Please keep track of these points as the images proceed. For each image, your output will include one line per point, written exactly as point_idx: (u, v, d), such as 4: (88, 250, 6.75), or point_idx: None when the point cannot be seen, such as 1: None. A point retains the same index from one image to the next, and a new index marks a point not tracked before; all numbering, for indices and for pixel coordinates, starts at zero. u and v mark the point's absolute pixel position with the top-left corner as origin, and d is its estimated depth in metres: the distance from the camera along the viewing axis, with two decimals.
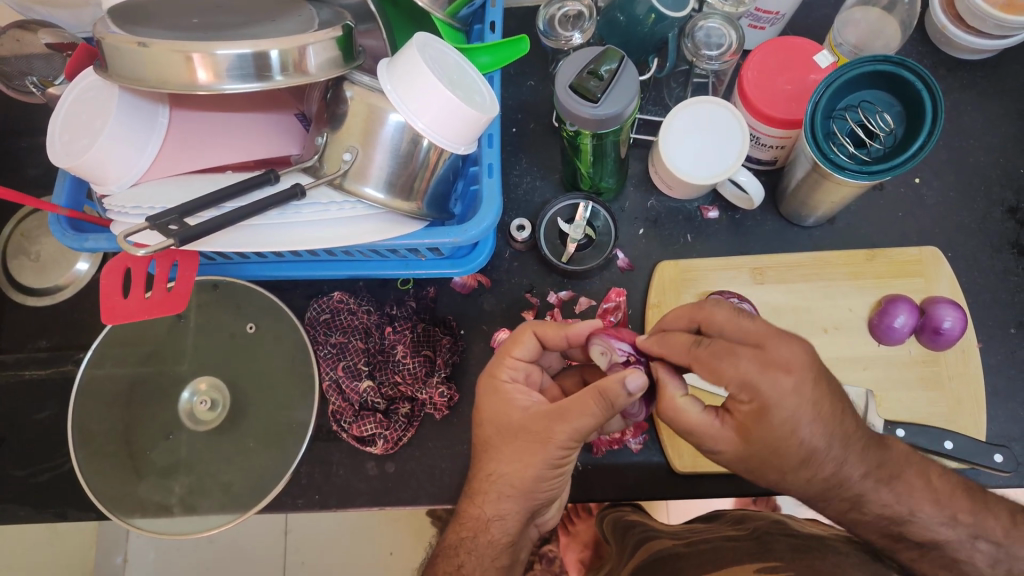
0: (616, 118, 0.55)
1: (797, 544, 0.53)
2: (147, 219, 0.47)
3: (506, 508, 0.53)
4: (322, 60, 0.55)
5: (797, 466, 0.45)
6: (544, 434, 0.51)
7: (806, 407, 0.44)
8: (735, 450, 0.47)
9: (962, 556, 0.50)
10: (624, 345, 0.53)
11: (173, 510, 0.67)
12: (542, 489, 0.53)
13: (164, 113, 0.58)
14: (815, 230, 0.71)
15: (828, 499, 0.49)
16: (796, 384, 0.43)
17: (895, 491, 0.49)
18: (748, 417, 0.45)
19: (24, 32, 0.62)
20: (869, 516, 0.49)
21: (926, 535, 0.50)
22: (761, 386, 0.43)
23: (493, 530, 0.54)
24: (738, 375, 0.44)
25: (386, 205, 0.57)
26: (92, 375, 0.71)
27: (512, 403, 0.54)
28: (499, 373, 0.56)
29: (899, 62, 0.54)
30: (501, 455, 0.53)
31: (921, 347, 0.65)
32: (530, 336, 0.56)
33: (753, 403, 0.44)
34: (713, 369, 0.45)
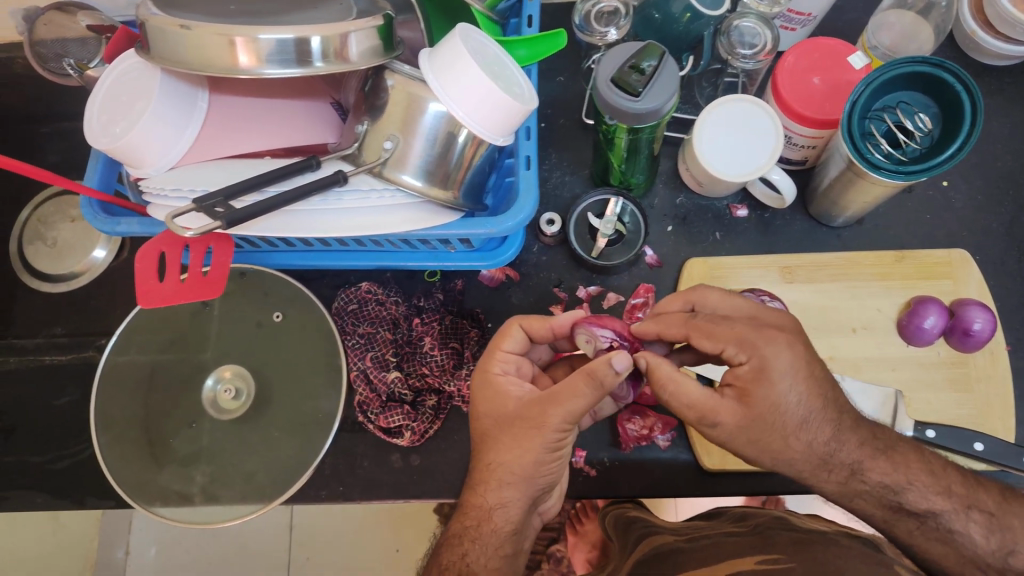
0: (654, 114, 0.55)
1: (800, 539, 0.51)
2: (193, 202, 0.48)
3: (509, 495, 0.51)
4: (364, 49, 0.54)
5: (796, 428, 0.48)
6: (539, 419, 0.51)
7: (801, 372, 0.48)
8: (735, 420, 0.48)
9: (957, 527, 0.51)
10: (607, 332, 0.56)
11: (194, 500, 0.66)
12: (545, 473, 0.52)
13: (203, 97, 0.58)
14: (843, 231, 0.71)
15: (829, 471, 0.50)
16: (794, 349, 0.48)
17: (894, 461, 0.51)
18: (748, 377, 0.47)
19: (62, 14, 0.63)
20: (868, 485, 0.50)
21: (921, 506, 0.51)
22: (758, 347, 0.47)
23: (495, 518, 0.52)
24: (734, 334, 0.49)
25: (423, 193, 0.56)
26: (115, 361, 0.71)
27: (506, 394, 0.54)
28: (491, 366, 0.56)
29: (939, 63, 0.55)
30: (500, 445, 0.52)
31: (951, 348, 0.66)
32: (517, 329, 0.57)
33: (752, 362, 0.47)
34: (709, 337, 0.50)
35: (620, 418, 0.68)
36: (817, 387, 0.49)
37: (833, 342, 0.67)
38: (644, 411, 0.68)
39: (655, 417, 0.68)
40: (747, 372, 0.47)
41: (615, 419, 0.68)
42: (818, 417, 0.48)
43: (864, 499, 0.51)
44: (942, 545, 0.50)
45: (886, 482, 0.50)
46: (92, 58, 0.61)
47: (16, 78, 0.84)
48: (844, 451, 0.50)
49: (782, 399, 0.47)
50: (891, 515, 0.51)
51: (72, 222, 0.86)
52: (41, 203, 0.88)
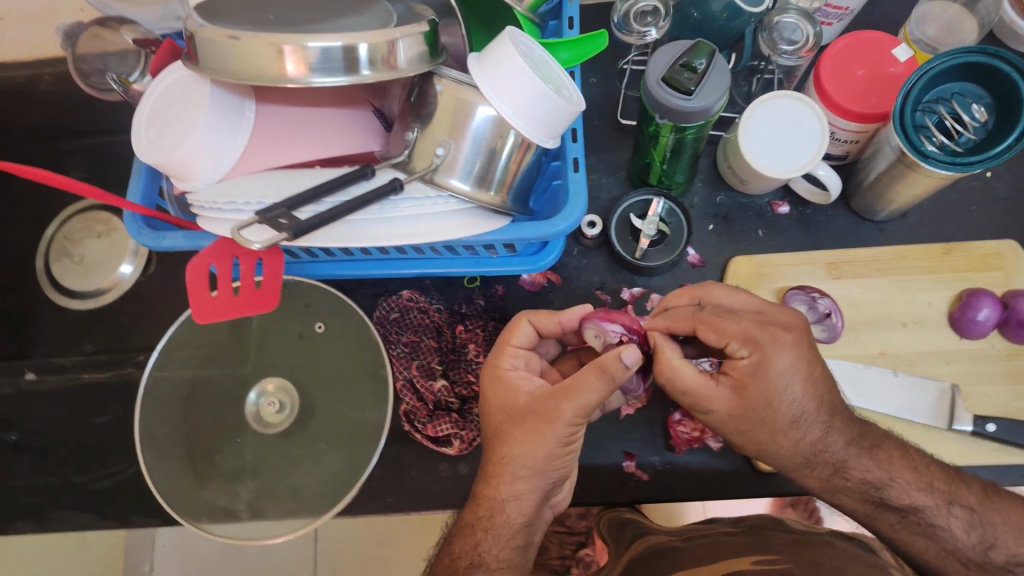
0: (704, 113, 0.55)
1: (797, 539, 0.53)
2: (256, 214, 0.48)
3: (523, 487, 0.51)
4: (411, 55, 0.53)
5: (786, 425, 0.50)
6: (551, 412, 0.50)
7: (797, 368, 0.49)
8: (729, 409, 0.51)
9: (939, 522, 0.52)
10: (616, 327, 0.54)
11: (241, 516, 0.65)
12: (556, 468, 0.51)
13: (250, 107, 0.57)
14: (887, 225, 0.70)
15: (812, 468, 0.53)
16: (794, 342, 0.49)
17: (879, 459, 0.53)
18: (746, 372, 0.49)
19: (104, 28, 0.63)
20: (850, 482, 0.53)
21: (903, 501, 0.52)
22: (761, 342, 0.49)
23: (508, 510, 0.52)
24: (740, 330, 0.49)
25: (474, 197, 0.56)
26: (156, 377, 0.69)
27: (517, 388, 0.54)
28: (501, 361, 0.56)
29: (994, 53, 0.55)
30: (512, 438, 0.51)
31: (1005, 341, 0.65)
32: (526, 325, 0.58)
33: (754, 357, 0.49)
34: (716, 330, 0.51)
35: (671, 420, 0.67)
36: (813, 388, 0.51)
37: (885, 337, 0.66)
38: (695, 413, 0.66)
39: None
40: (746, 367, 0.49)
41: (666, 421, 0.67)
42: (813, 415, 0.51)
43: (845, 495, 0.53)
44: (924, 539, 0.52)
45: (868, 479, 0.53)
46: (132, 72, 0.62)
47: (42, 95, 0.83)
48: (833, 448, 0.52)
49: (775, 397, 0.49)
50: (873, 509, 0.53)
51: (99, 238, 0.86)
52: (67, 220, 0.88)
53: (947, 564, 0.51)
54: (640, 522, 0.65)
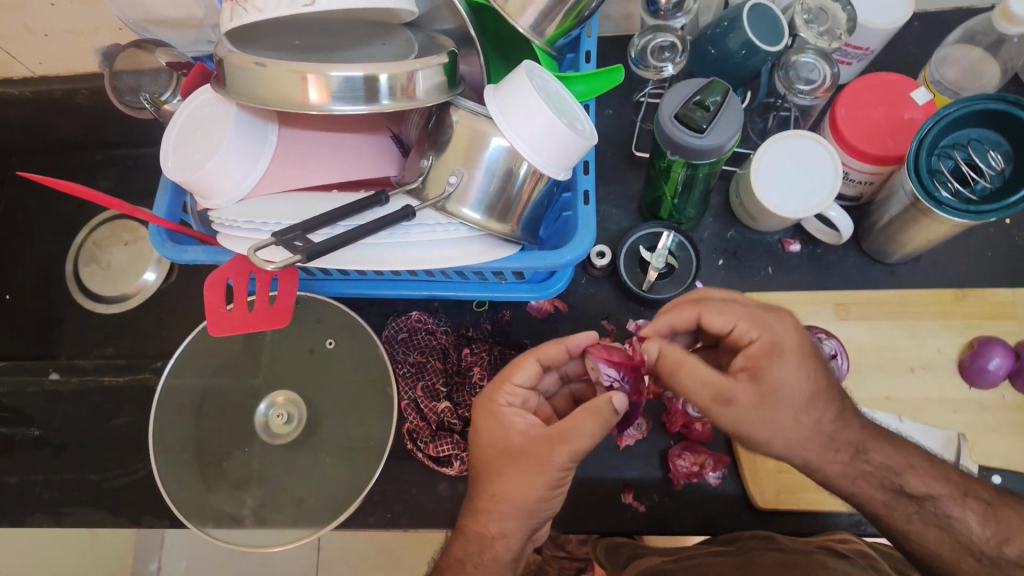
0: (717, 150, 0.55)
1: (784, 560, 0.54)
2: (273, 235, 0.49)
3: (511, 526, 0.53)
4: (430, 85, 0.55)
5: (803, 408, 0.48)
6: (543, 458, 0.51)
7: (807, 360, 0.49)
8: (750, 399, 0.48)
9: (954, 513, 0.50)
10: (611, 371, 0.54)
11: (245, 522, 0.66)
12: (544, 508, 0.53)
13: (272, 131, 0.60)
14: (899, 267, 0.70)
15: (833, 453, 0.50)
16: (797, 331, 0.50)
17: (894, 446, 0.52)
18: (760, 354, 0.49)
19: (140, 51, 0.67)
20: (871, 466, 0.51)
21: (919, 489, 0.51)
22: (769, 325, 0.50)
23: (496, 546, 0.53)
24: (745, 313, 0.51)
25: (483, 226, 0.57)
26: (171, 384, 0.72)
27: (512, 427, 0.54)
28: (497, 397, 0.55)
29: (1014, 101, 0.54)
30: (504, 477, 0.52)
31: (1016, 392, 0.64)
32: (531, 362, 0.55)
33: (764, 338, 0.49)
34: (720, 313, 0.52)
35: (671, 454, 0.67)
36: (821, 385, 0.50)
37: (890, 382, 0.65)
38: (695, 447, 0.67)
39: (706, 454, 0.67)
40: (758, 349, 0.49)
41: (666, 454, 0.67)
42: (824, 394, 0.49)
43: (865, 481, 0.51)
44: (939, 531, 0.50)
45: (886, 464, 0.51)
46: (164, 92, 0.65)
47: (77, 107, 0.87)
48: (846, 432, 0.50)
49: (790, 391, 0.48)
50: (892, 499, 0.51)
51: (125, 245, 0.89)
52: (96, 227, 0.91)
53: (960, 560, 0.49)
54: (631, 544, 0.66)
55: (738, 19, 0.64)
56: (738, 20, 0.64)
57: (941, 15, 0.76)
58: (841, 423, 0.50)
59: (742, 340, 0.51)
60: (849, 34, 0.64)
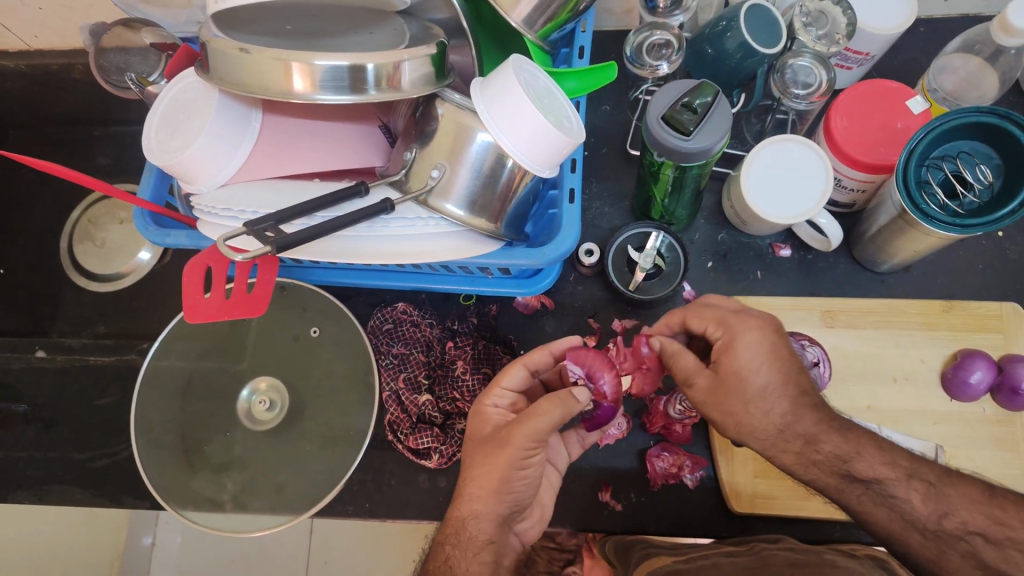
0: (704, 153, 0.55)
1: (796, 561, 0.53)
2: (245, 225, 0.49)
3: (482, 507, 0.52)
4: (416, 77, 0.54)
5: (755, 395, 0.50)
6: (505, 436, 0.52)
7: (768, 356, 0.51)
8: (706, 383, 0.53)
9: (898, 492, 0.49)
10: (578, 368, 0.55)
11: (224, 507, 0.67)
12: (513, 491, 0.52)
13: (257, 118, 0.59)
14: (888, 276, 0.70)
15: (784, 442, 0.51)
16: (761, 327, 0.52)
17: (846, 434, 0.50)
18: (720, 350, 0.52)
19: (128, 30, 0.67)
20: (822, 455, 0.50)
21: (868, 473, 0.49)
22: (732, 324, 0.52)
23: (470, 528, 0.52)
24: (716, 315, 0.54)
25: (466, 222, 0.57)
26: (156, 366, 0.72)
27: (488, 420, 0.56)
28: (483, 398, 0.57)
29: (1005, 115, 0.54)
30: (472, 460, 0.54)
31: (997, 406, 0.64)
32: (519, 368, 0.57)
33: (725, 336, 0.52)
34: (698, 317, 0.55)
35: (649, 454, 0.67)
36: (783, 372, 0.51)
37: (873, 392, 0.65)
38: (674, 448, 0.67)
39: (685, 455, 0.67)
40: (718, 346, 0.52)
41: (645, 454, 0.68)
42: (778, 388, 0.50)
43: (817, 469, 0.50)
44: (885, 510, 0.49)
45: (837, 452, 0.50)
46: (151, 72, 0.65)
47: (74, 82, 0.86)
48: (798, 422, 0.50)
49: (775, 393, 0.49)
50: (842, 483, 0.50)
51: (121, 224, 0.89)
52: (92, 204, 0.91)
53: (909, 535, 0.48)
54: (645, 544, 0.63)
55: (736, 19, 0.63)
56: (736, 20, 0.63)
57: (947, 22, 0.75)
58: (794, 415, 0.50)
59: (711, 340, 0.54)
60: (847, 39, 0.63)
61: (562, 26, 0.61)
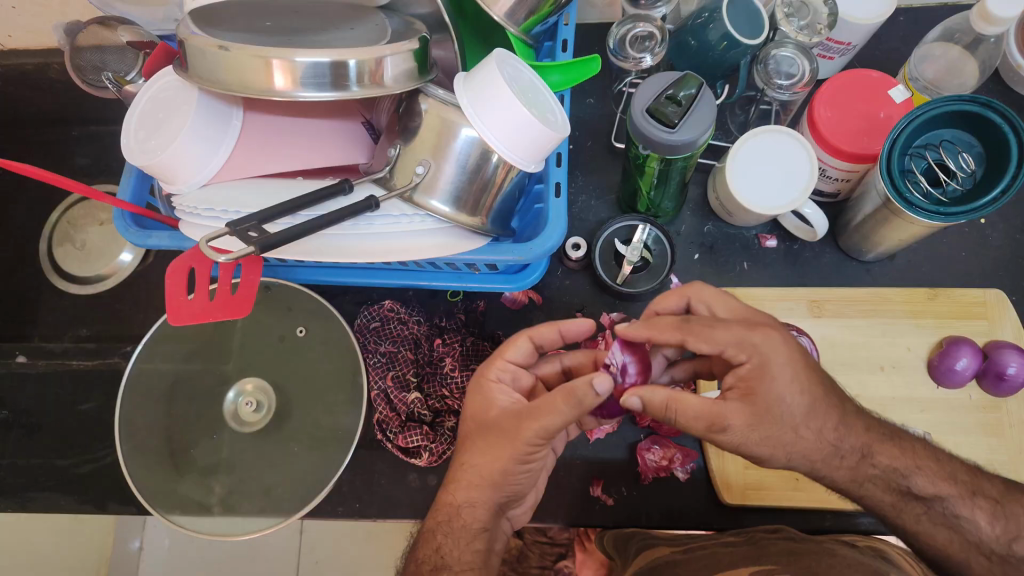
0: (689, 145, 0.55)
1: (794, 549, 0.54)
2: (227, 225, 0.49)
3: (478, 495, 0.51)
4: (398, 72, 0.53)
5: (803, 418, 0.46)
6: (513, 430, 0.50)
7: (792, 369, 0.46)
8: (744, 422, 0.46)
9: (963, 512, 0.50)
10: (623, 356, 0.52)
11: (213, 510, 0.66)
12: (514, 482, 0.52)
13: (237, 115, 0.58)
14: (874, 265, 0.70)
15: (840, 458, 0.49)
16: (782, 338, 0.47)
17: (903, 446, 0.51)
18: (750, 376, 0.46)
19: (103, 27, 0.66)
20: (877, 470, 0.50)
21: (927, 490, 0.50)
22: (755, 342, 0.47)
23: (464, 515, 0.51)
24: (732, 336, 0.47)
25: (452, 218, 0.56)
26: (140, 369, 0.71)
27: (494, 401, 0.54)
28: (486, 371, 0.56)
29: (987, 104, 0.54)
30: (475, 448, 0.52)
31: (983, 392, 0.64)
32: (524, 339, 0.57)
33: (754, 359, 0.46)
34: (706, 340, 0.48)
35: (640, 448, 0.67)
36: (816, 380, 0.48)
37: (860, 380, 0.65)
38: (664, 441, 0.67)
39: (675, 448, 0.67)
40: (748, 370, 0.46)
41: (635, 448, 0.68)
42: (823, 403, 0.47)
43: (872, 484, 0.50)
44: (946, 530, 0.50)
45: (894, 465, 0.50)
46: (128, 71, 0.65)
47: (50, 82, 0.84)
48: (852, 437, 0.49)
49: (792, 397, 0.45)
50: (900, 500, 0.51)
51: (100, 226, 0.88)
52: (72, 206, 0.90)
53: (969, 557, 0.49)
54: (643, 535, 0.65)
55: (718, 11, 0.63)
56: (718, 11, 0.63)
57: (928, 11, 0.76)
58: (844, 429, 0.49)
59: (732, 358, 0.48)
60: (830, 29, 0.63)
61: (545, 20, 0.61)
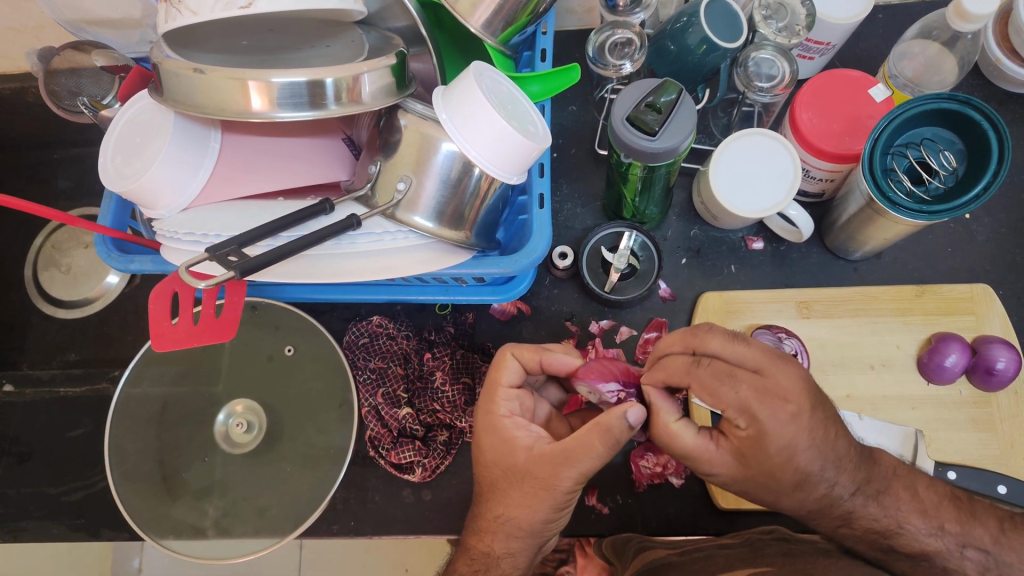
0: (671, 152, 0.55)
1: (786, 550, 0.54)
2: (207, 251, 0.48)
3: (516, 546, 0.53)
4: (377, 88, 0.53)
5: (794, 486, 0.47)
6: (549, 480, 0.49)
7: (803, 434, 0.45)
8: (732, 473, 0.50)
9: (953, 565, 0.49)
10: (612, 386, 0.52)
11: (207, 533, 0.66)
12: (545, 533, 0.53)
13: (216, 137, 0.58)
14: (860, 263, 0.70)
15: (822, 516, 0.50)
16: (795, 409, 0.45)
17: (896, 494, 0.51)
18: (746, 443, 0.47)
19: (78, 52, 0.67)
20: (858, 531, 0.50)
21: (914, 548, 0.50)
22: (762, 416, 0.45)
23: (503, 565, 0.53)
24: (737, 401, 0.45)
25: (435, 234, 0.56)
26: (128, 394, 0.70)
27: (514, 441, 0.52)
28: (496, 408, 0.53)
29: (966, 100, 0.54)
30: (509, 499, 0.51)
31: (973, 387, 0.65)
32: (513, 360, 0.54)
33: (752, 431, 0.46)
34: (711, 396, 0.47)
35: (634, 455, 0.67)
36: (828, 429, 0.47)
37: (851, 379, 0.65)
38: (658, 448, 0.67)
39: (669, 455, 0.67)
40: (745, 440, 0.46)
41: (628, 455, 0.68)
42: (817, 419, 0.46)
43: (867, 531, 0.50)
44: None
45: (889, 514, 0.50)
46: (104, 96, 0.65)
47: (28, 105, 0.84)
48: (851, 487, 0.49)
49: (793, 429, 0.45)
50: (884, 557, 0.50)
51: (85, 248, 0.87)
52: (54, 230, 0.89)
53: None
54: (640, 539, 0.63)
55: (696, 15, 0.63)
56: (697, 15, 0.63)
57: (906, 7, 0.76)
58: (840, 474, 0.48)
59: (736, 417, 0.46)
60: (808, 30, 0.63)
61: (523, 30, 0.61)
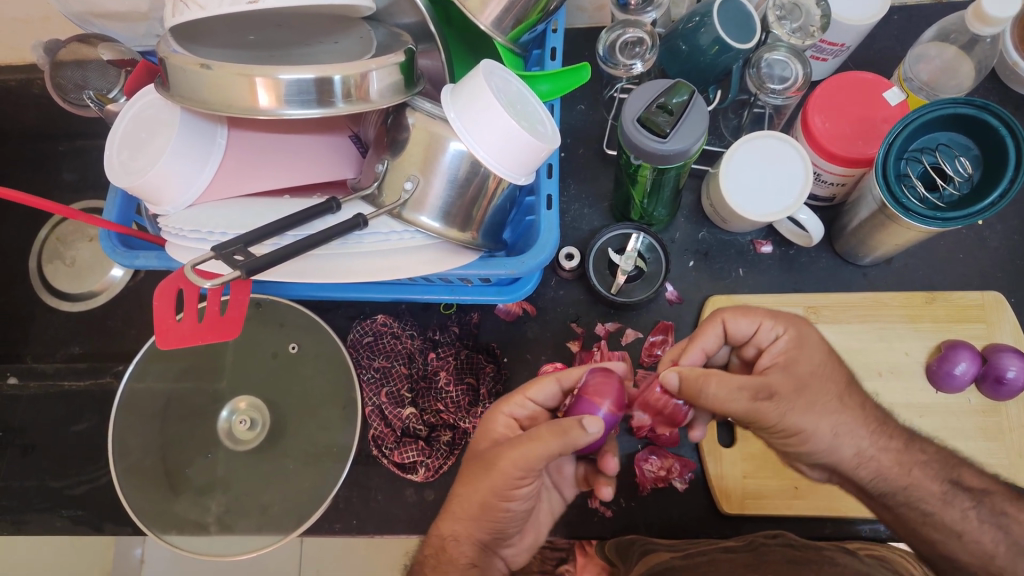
0: (682, 155, 0.54)
1: (794, 557, 0.54)
2: (212, 249, 0.48)
3: (462, 529, 0.50)
4: (385, 85, 0.52)
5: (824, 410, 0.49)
6: (492, 460, 0.49)
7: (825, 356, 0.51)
8: (789, 388, 0.48)
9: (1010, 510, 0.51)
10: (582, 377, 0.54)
11: (209, 529, 0.66)
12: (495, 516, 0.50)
13: (222, 134, 0.57)
14: (870, 269, 0.70)
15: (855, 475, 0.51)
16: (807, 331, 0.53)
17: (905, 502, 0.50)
18: (788, 348, 0.51)
19: (83, 45, 0.66)
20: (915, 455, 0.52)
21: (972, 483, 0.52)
22: (784, 318, 0.53)
23: (450, 549, 0.50)
24: (766, 312, 0.53)
25: (442, 234, 0.55)
26: (132, 389, 0.70)
27: (491, 432, 0.53)
28: (503, 405, 0.54)
29: (982, 106, 0.53)
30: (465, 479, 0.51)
31: (982, 395, 0.64)
32: (552, 381, 0.54)
33: (789, 330, 0.52)
34: (743, 316, 0.53)
35: (637, 458, 0.67)
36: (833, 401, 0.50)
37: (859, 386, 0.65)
38: (663, 452, 0.67)
39: (673, 459, 0.66)
40: (788, 342, 0.51)
41: (633, 458, 0.67)
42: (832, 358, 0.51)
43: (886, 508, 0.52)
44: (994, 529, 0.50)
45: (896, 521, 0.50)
46: (110, 89, 0.64)
47: (35, 97, 0.83)
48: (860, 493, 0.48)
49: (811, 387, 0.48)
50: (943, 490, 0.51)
51: (90, 241, 0.87)
52: (60, 222, 0.89)
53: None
54: (644, 541, 0.63)
55: (709, 15, 0.62)
56: (710, 15, 0.62)
57: (922, 9, 0.75)
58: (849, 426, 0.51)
59: (767, 339, 0.53)
60: (823, 31, 0.62)
61: (533, 28, 0.60)
